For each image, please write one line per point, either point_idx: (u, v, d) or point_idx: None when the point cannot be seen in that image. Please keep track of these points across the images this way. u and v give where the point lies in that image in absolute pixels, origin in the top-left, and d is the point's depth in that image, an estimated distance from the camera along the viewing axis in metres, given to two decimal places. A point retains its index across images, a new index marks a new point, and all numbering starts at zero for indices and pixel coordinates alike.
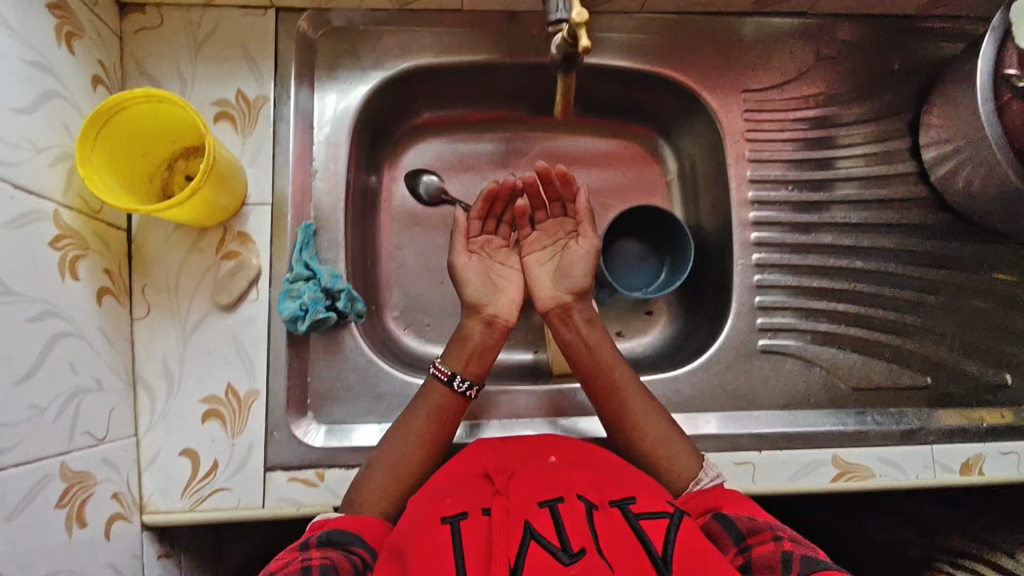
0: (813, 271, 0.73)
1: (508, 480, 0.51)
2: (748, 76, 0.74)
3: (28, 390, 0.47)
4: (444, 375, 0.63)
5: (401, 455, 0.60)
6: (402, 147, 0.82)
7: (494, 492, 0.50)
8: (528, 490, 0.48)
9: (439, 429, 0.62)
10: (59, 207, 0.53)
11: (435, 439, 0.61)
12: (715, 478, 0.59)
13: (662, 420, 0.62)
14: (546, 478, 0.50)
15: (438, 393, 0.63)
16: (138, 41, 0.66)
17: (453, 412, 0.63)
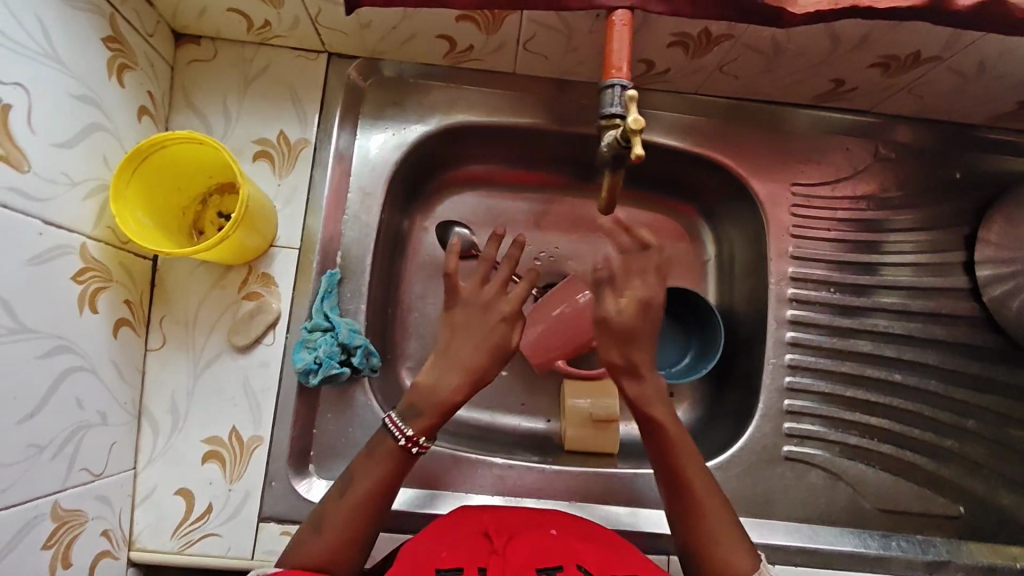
0: (849, 379, 0.70)
1: (507, 539, 0.52)
2: (799, 169, 0.72)
3: (30, 429, 0.45)
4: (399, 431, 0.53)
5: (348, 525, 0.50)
6: (437, 196, 0.81)
7: (491, 550, 0.50)
8: (527, 554, 0.49)
9: (382, 492, 0.52)
10: (88, 240, 0.52)
11: (386, 492, 0.52)
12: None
13: (723, 501, 0.52)
14: (542, 542, 0.51)
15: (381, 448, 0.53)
16: (189, 72, 0.66)
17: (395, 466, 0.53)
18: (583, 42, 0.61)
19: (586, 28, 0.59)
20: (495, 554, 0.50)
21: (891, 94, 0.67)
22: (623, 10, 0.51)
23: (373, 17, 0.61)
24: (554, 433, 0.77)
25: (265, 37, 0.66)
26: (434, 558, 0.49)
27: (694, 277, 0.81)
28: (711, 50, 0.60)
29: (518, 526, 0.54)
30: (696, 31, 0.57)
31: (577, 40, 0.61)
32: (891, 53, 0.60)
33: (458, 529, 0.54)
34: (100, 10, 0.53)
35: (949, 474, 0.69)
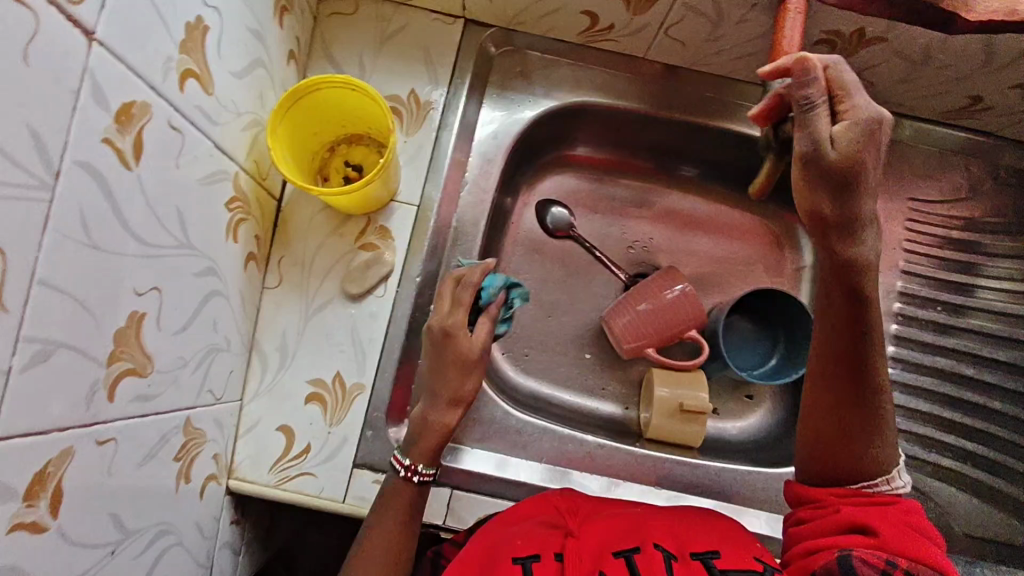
0: (948, 401, 0.70)
1: (580, 525, 0.53)
2: (917, 184, 0.72)
3: (180, 342, 0.46)
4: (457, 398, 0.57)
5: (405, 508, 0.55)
6: (541, 174, 0.82)
7: (565, 533, 0.52)
8: (598, 543, 0.50)
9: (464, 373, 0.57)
10: (239, 170, 0.54)
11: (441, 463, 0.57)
12: (897, 488, 0.49)
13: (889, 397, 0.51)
14: (619, 528, 0.52)
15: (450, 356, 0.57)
16: (329, 24, 0.68)
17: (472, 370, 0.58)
18: (729, 31, 0.61)
19: (738, 17, 0.59)
20: (571, 538, 0.51)
21: None
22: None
23: None
24: (632, 420, 0.77)
25: None
26: (509, 545, 0.49)
27: (788, 283, 0.81)
28: (859, 52, 0.60)
29: (583, 512, 0.55)
30: (850, 30, 0.57)
31: (724, 29, 0.61)
32: None
33: (528, 514, 0.54)
34: None
35: None
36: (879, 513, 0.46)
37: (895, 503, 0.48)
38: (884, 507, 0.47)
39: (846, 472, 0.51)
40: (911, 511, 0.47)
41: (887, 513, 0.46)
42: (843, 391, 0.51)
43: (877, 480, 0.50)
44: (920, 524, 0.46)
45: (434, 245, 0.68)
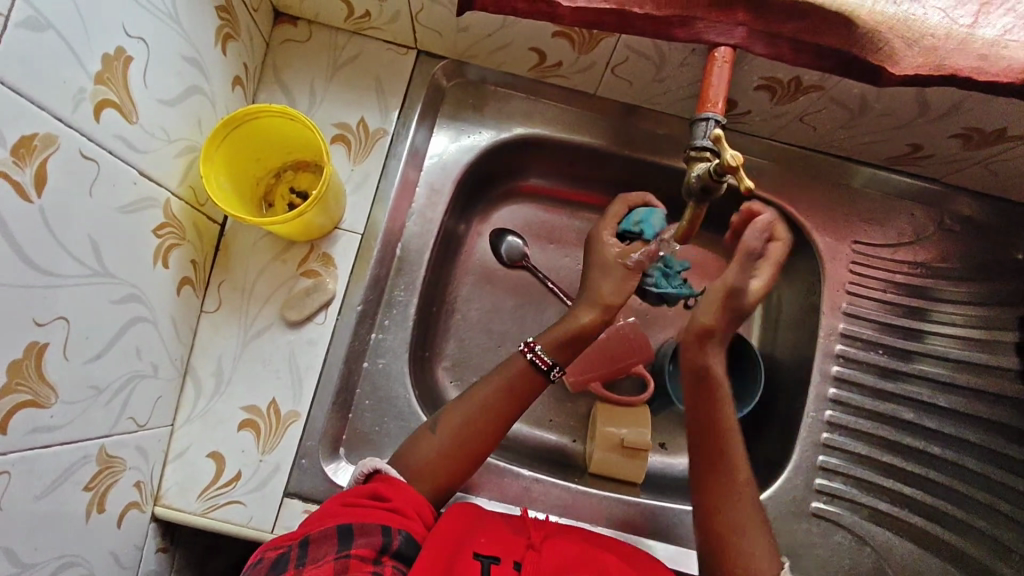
0: (886, 444, 0.70)
1: (545, 538, 0.53)
2: (862, 228, 0.72)
3: (93, 370, 0.46)
4: (543, 363, 0.61)
5: (466, 420, 0.58)
6: (496, 203, 0.82)
7: (527, 544, 0.52)
8: (560, 558, 0.50)
9: (515, 389, 0.60)
10: (171, 196, 0.53)
11: (501, 411, 0.59)
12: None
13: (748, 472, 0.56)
14: (580, 549, 0.52)
15: (511, 367, 0.61)
16: (281, 51, 0.68)
17: (523, 388, 0.60)
18: (672, 73, 0.62)
19: (679, 60, 0.60)
20: (532, 550, 0.51)
21: (966, 166, 0.67)
22: (725, 49, 0.52)
23: (472, 22, 0.62)
24: (577, 453, 0.77)
25: (361, 27, 0.67)
26: (472, 540, 0.50)
27: (739, 319, 0.82)
28: (796, 98, 0.61)
29: (556, 528, 0.55)
30: (787, 78, 0.58)
31: (667, 70, 0.62)
32: (976, 125, 0.59)
33: (495, 517, 0.55)
34: None
35: None
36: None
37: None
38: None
39: (728, 565, 0.51)
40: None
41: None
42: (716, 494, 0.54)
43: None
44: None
45: (378, 272, 0.68)
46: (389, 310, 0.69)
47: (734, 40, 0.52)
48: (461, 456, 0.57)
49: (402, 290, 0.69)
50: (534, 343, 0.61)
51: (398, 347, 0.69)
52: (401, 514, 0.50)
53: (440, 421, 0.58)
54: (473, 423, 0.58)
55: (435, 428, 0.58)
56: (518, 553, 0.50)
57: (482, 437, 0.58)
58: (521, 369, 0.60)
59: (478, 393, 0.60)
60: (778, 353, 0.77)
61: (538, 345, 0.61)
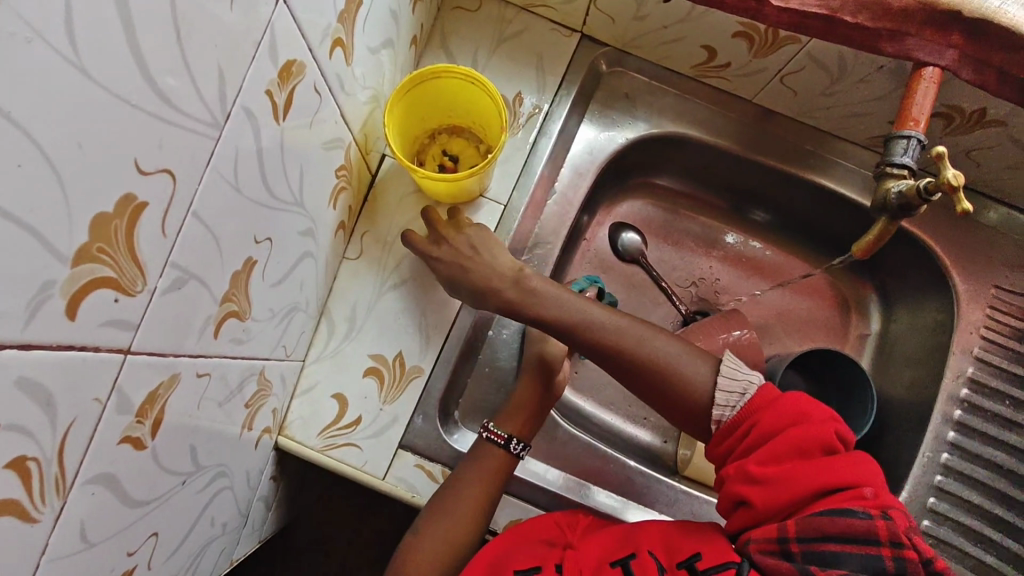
0: (1003, 499, 0.66)
1: (579, 538, 0.55)
2: (1006, 275, 0.70)
3: (274, 294, 0.48)
4: (500, 438, 0.61)
5: (453, 515, 0.57)
6: (622, 196, 0.82)
7: (564, 546, 0.54)
8: (594, 552, 0.52)
9: (489, 479, 0.59)
10: (352, 141, 0.55)
11: (484, 497, 0.58)
12: (740, 387, 0.53)
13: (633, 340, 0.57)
14: (614, 539, 0.53)
15: (488, 454, 0.60)
16: (451, 18, 0.70)
17: (500, 469, 0.60)
18: (846, 88, 0.61)
19: (860, 75, 0.59)
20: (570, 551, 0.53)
21: None
22: (933, 69, 0.50)
23: (653, 11, 0.62)
24: (670, 454, 0.77)
25: (533, 3, 0.68)
26: (512, 560, 0.52)
27: (850, 348, 0.80)
28: (972, 130, 0.60)
29: (586, 526, 0.57)
30: (971, 109, 0.58)
31: (842, 85, 0.61)
32: None
33: (530, 529, 0.56)
34: None
35: None
36: (766, 459, 0.48)
37: (746, 419, 0.51)
38: (750, 440, 0.50)
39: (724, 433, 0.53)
40: (764, 421, 0.50)
41: (761, 456, 0.48)
42: (619, 360, 0.57)
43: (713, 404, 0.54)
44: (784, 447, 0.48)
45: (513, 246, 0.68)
46: None
47: (944, 60, 0.50)
48: (460, 547, 0.57)
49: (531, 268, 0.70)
50: (491, 424, 0.62)
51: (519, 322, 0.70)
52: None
53: (425, 521, 0.57)
54: (460, 511, 0.57)
55: (423, 525, 0.57)
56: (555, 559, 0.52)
57: (476, 520, 0.58)
58: (487, 453, 0.60)
59: (459, 485, 0.58)
60: (891, 388, 0.76)
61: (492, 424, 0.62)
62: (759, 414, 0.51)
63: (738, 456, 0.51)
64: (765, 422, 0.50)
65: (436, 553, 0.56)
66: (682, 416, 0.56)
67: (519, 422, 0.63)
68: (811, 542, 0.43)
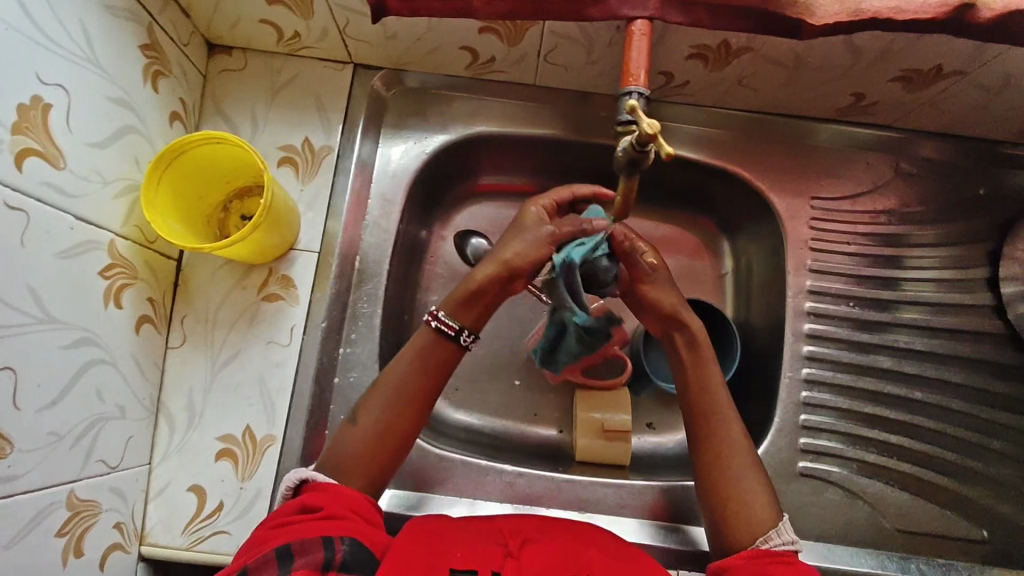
0: (868, 396, 0.70)
1: (521, 544, 0.50)
2: (819, 184, 0.72)
3: (49, 418, 0.47)
4: (451, 329, 0.58)
5: (384, 412, 0.56)
6: (456, 206, 0.81)
7: (506, 553, 0.49)
8: (540, 564, 0.47)
9: (433, 354, 0.58)
10: (116, 237, 0.54)
11: (421, 388, 0.58)
12: (789, 544, 0.50)
13: (729, 421, 0.57)
14: (564, 550, 0.50)
15: (427, 342, 0.59)
16: (220, 83, 0.68)
17: (444, 357, 0.59)
18: (602, 53, 0.62)
19: (606, 39, 0.60)
20: (510, 557, 0.48)
21: (914, 108, 0.66)
22: (642, 21, 0.52)
23: (398, 28, 0.62)
24: (565, 444, 0.76)
25: (295, 47, 0.68)
26: (448, 557, 0.47)
27: (713, 291, 0.81)
28: (730, 62, 0.61)
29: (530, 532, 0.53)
30: (715, 43, 0.58)
31: (597, 51, 0.62)
32: (912, 65, 0.59)
33: (469, 529, 0.53)
34: (138, 17, 0.55)
35: (971, 494, 0.68)
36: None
37: (778, 555, 0.49)
38: (781, 567, 0.48)
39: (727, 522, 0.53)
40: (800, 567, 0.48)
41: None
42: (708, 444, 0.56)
43: (763, 535, 0.51)
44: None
45: (339, 288, 0.67)
46: (354, 323, 0.68)
47: (648, 11, 0.53)
48: (392, 447, 0.56)
49: (366, 303, 0.69)
50: (438, 311, 0.59)
51: (366, 359, 0.67)
52: (338, 518, 0.48)
53: (359, 413, 0.57)
54: (398, 399, 0.57)
55: (356, 418, 0.56)
56: (495, 561, 0.47)
57: (409, 417, 0.57)
58: (433, 339, 0.59)
59: (393, 383, 0.57)
60: (754, 320, 0.77)
61: (442, 312, 0.59)
62: (793, 560, 0.49)
63: (757, 568, 0.48)
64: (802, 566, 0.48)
65: (366, 453, 0.55)
66: (714, 522, 0.54)
67: (473, 314, 0.60)
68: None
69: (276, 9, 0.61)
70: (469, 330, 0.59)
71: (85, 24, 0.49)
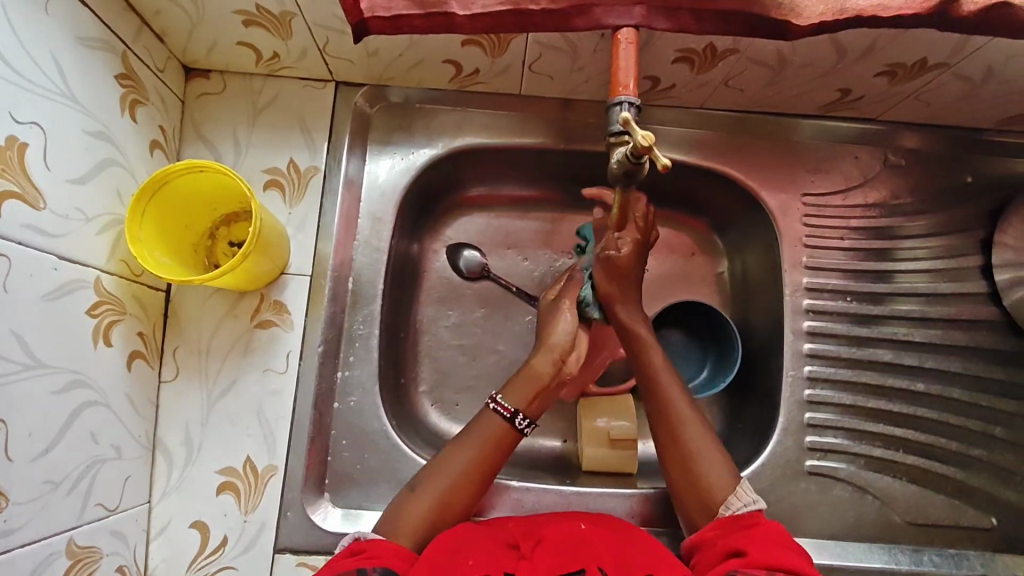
0: (870, 390, 0.70)
1: (534, 545, 0.51)
2: (810, 180, 0.72)
3: (44, 466, 0.46)
4: (507, 411, 0.61)
5: (447, 484, 0.57)
6: (446, 219, 0.80)
7: (519, 556, 0.50)
8: (551, 563, 0.48)
9: (491, 449, 0.59)
10: (101, 274, 0.52)
11: (480, 478, 0.58)
12: (749, 505, 0.55)
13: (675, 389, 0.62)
14: (570, 545, 0.50)
15: (492, 424, 0.60)
16: (199, 107, 0.67)
17: (507, 442, 0.60)
18: (588, 61, 0.62)
19: (591, 47, 0.60)
20: (525, 560, 0.49)
21: (899, 101, 0.67)
22: (627, 29, 0.53)
23: (378, 45, 0.61)
24: (571, 453, 0.76)
25: (274, 68, 0.66)
26: (460, 566, 0.48)
27: (707, 291, 0.81)
28: (715, 65, 0.61)
29: (538, 528, 0.54)
30: (701, 47, 0.58)
31: (583, 59, 0.61)
32: (897, 60, 0.59)
33: (481, 531, 0.54)
34: (112, 47, 0.54)
35: (975, 482, 0.69)
36: (761, 541, 0.50)
37: (746, 517, 0.53)
38: (747, 527, 0.52)
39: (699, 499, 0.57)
40: (764, 525, 0.52)
41: (755, 535, 0.51)
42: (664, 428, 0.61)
43: (725, 503, 0.55)
44: (777, 533, 0.51)
45: (334, 309, 0.66)
46: (351, 346, 0.67)
47: (636, 19, 0.54)
48: (452, 508, 0.56)
49: (361, 324, 0.67)
50: (498, 396, 0.62)
51: (367, 382, 0.66)
52: (377, 558, 0.49)
53: (423, 480, 0.57)
54: (456, 487, 0.57)
55: (417, 487, 0.57)
56: (509, 566, 0.48)
57: (471, 486, 0.58)
58: (495, 421, 0.60)
59: (459, 456, 0.58)
60: (752, 318, 0.77)
61: (501, 396, 0.62)
62: (755, 521, 0.53)
63: (728, 536, 0.52)
64: (764, 523, 0.52)
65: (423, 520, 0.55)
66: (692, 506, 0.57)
67: (528, 398, 0.62)
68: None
69: (254, 31, 0.59)
70: (524, 414, 0.61)
71: (58, 59, 0.47)
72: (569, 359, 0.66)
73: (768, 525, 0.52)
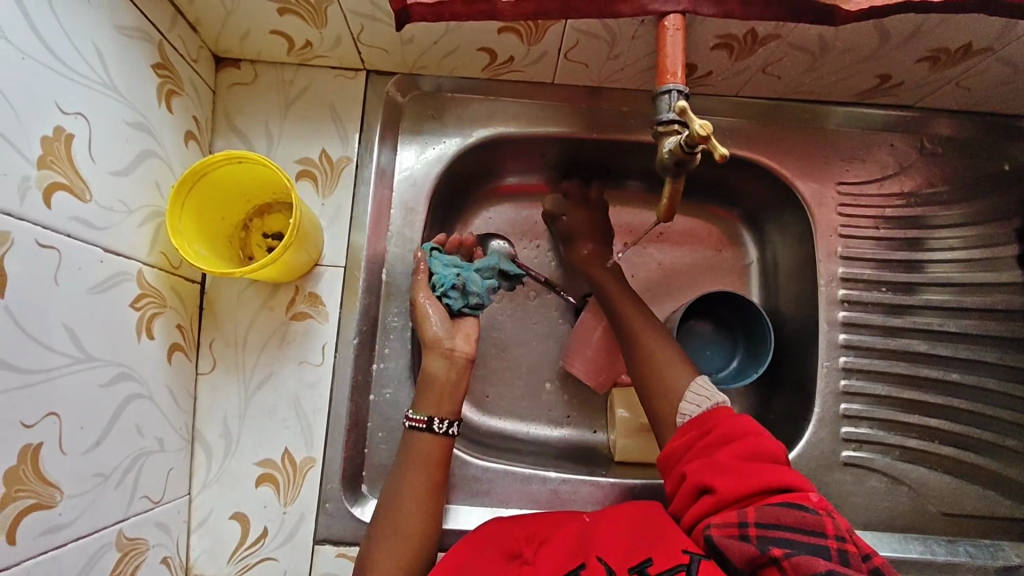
0: (904, 381, 0.70)
1: (538, 548, 0.52)
2: (843, 168, 0.71)
3: (95, 459, 0.46)
4: (421, 422, 0.59)
5: (403, 514, 0.55)
6: (473, 209, 0.80)
7: (523, 562, 0.51)
8: (550, 565, 0.49)
9: (435, 468, 0.58)
10: (143, 267, 0.52)
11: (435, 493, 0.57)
12: (706, 400, 0.57)
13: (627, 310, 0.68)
14: (573, 544, 0.51)
15: (420, 446, 0.58)
16: (230, 97, 0.66)
17: (443, 456, 0.59)
18: (626, 48, 0.61)
19: (631, 33, 0.58)
20: (528, 565, 0.51)
21: (939, 86, 0.66)
22: (674, 16, 0.53)
23: (414, 33, 0.60)
24: (601, 444, 0.76)
25: (305, 57, 0.65)
26: None
27: (737, 280, 0.81)
28: (756, 51, 0.60)
29: (546, 530, 0.55)
30: (741, 33, 0.57)
31: (621, 46, 0.61)
32: (941, 45, 0.58)
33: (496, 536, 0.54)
34: (150, 36, 0.53)
35: (1010, 473, 0.68)
36: (720, 467, 0.50)
37: (703, 422, 0.55)
38: (709, 441, 0.53)
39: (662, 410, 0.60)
40: (719, 429, 0.53)
41: (716, 463, 0.51)
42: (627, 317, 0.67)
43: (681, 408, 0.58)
44: (736, 448, 0.51)
45: (368, 300, 0.66)
46: (385, 337, 0.66)
47: (681, 5, 0.53)
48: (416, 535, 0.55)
49: (395, 315, 0.67)
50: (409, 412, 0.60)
51: (401, 373, 0.66)
52: None
53: (379, 526, 0.55)
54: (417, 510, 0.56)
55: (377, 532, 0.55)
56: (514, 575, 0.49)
57: (429, 510, 0.56)
58: (423, 441, 0.59)
59: (409, 479, 0.57)
60: (784, 308, 0.77)
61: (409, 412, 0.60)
62: (709, 422, 0.55)
63: (692, 466, 0.53)
64: (721, 424, 0.54)
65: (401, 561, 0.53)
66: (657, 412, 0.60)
67: (437, 400, 0.60)
68: (772, 530, 0.44)
69: (288, 19, 0.59)
70: (441, 417, 0.59)
71: (99, 47, 0.47)
72: (457, 344, 0.62)
73: (724, 432, 0.53)
